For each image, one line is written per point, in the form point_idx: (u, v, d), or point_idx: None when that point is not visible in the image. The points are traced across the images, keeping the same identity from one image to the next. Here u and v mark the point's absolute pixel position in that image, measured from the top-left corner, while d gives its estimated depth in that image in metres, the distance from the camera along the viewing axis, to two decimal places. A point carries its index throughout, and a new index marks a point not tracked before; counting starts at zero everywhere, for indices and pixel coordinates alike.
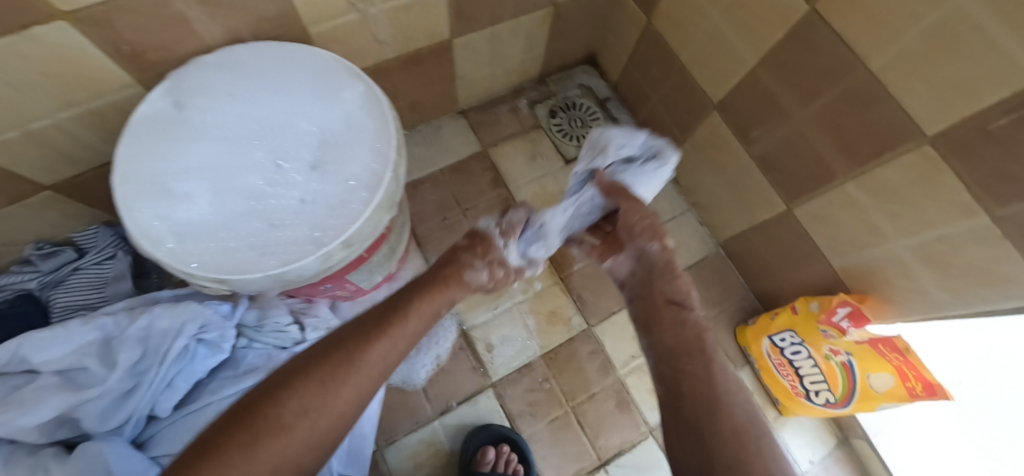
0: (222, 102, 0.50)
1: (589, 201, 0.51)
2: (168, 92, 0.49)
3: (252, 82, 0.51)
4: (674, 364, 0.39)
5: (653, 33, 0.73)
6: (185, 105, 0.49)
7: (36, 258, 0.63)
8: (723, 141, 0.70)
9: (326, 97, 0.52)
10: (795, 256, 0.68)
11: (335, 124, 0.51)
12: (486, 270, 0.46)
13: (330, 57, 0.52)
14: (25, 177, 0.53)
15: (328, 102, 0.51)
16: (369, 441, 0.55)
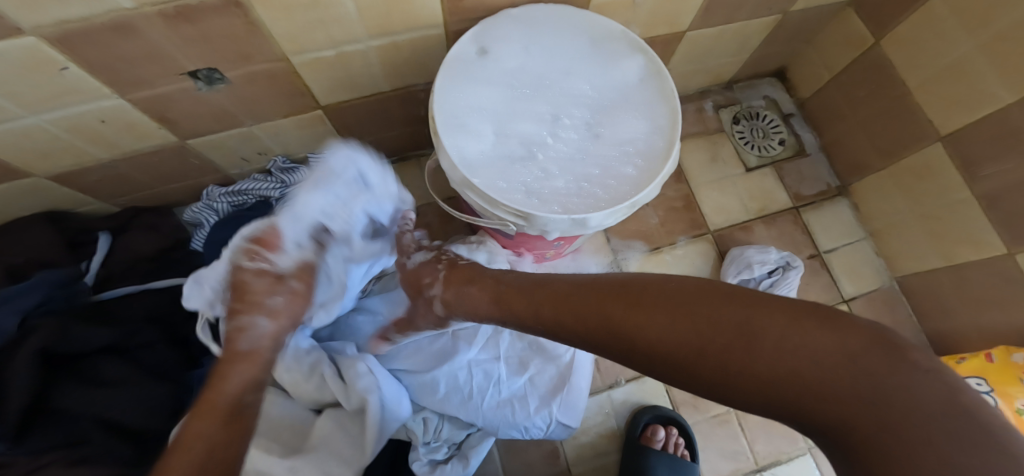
0: (516, 52, 0.53)
1: None
2: (476, 36, 0.53)
3: (543, 41, 0.54)
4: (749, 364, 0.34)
5: (876, 55, 0.73)
6: (486, 50, 0.52)
7: (280, 169, 0.69)
8: (935, 173, 0.69)
9: (607, 66, 0.54)
10: (997, 301, 0.66)
11: (613, 90, 0.54)
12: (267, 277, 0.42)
13: (615, 26, 0.55)
14: (312, 92, 0.58)
15: (610, 70, 0.54)
16: (584, 396, 0.57)
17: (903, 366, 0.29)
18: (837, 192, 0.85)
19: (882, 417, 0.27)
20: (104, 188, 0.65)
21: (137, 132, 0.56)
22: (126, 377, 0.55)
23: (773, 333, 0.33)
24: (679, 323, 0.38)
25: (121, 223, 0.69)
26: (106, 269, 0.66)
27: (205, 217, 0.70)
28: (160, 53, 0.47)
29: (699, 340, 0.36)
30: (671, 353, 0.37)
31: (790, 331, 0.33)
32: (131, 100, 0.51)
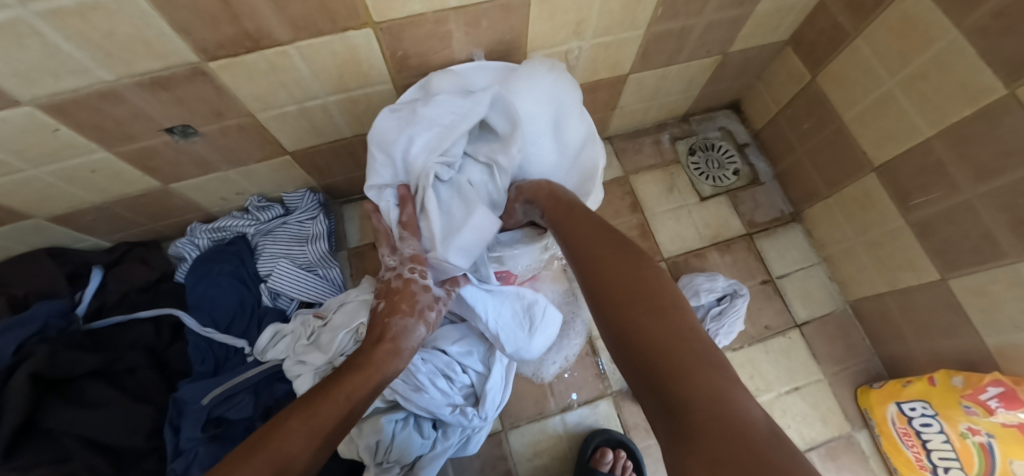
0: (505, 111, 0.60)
1: None
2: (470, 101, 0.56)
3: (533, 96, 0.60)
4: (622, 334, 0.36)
5: (814, 90, 0.77)
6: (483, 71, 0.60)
7: (256, 208, 0.76)
8: (873, 202, 0.72)
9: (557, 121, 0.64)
10: (939, 326, 0.68)
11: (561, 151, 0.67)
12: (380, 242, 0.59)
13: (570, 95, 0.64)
14: (279, 141, 0.65)
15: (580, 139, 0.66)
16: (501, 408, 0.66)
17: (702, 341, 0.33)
18: (790, 218, 0.88)
19: (711, 430, 0.27)
20: (99, 226, 0.72)
21: (125, 178, 0.63)
22: (109, 398, 0.61)
23: (637, 282, 0.40)
24: (621, 279, 0.41)
25: (115, 256, 0.76)
26: (98, 300, 0.72)
27: (188, 251, 0.77)
28: (142, 113, 0.54)
29: (638, 300, 0.38)
30: (614, 295, 0.40)
31: (640, 281, 0.40)
32: (117, 153, 0.58)
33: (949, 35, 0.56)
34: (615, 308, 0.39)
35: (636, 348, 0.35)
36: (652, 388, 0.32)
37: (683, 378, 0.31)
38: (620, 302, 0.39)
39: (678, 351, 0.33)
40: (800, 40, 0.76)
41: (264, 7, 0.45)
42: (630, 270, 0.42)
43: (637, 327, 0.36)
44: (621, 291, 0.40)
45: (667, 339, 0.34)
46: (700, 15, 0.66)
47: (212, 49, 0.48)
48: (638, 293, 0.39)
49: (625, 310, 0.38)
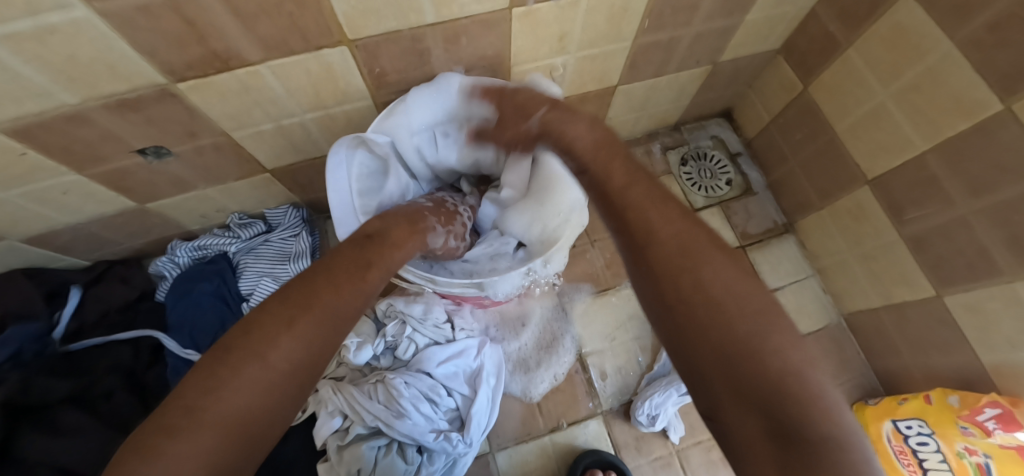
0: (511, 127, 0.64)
1: None
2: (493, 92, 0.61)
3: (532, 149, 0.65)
4: (698, 328, 0.32)
5: (806, 100, 0.76)
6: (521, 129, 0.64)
7: (236, 225, 0.75)
8: (867, 214, 0.71)
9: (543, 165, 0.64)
10: (934, 342, 0.66)
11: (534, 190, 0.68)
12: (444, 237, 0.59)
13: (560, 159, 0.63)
14: (257, 159, 0.64)
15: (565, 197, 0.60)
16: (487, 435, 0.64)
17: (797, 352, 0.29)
18: (783, 229, 0.87)
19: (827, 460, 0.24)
20: (76, 246, 0.70)
21: (100, 199, 0.62)
22: (82, 424, 0.59)
23: (713, 272, 0.34)
24: (699, 262, 0.35)
25: (95, 275, 0.75)
26: (77, 320, 0.71)
27: (168, 270, 0.76)
28: (111, 134, 0.52)
29: (722, 295, 0.32)
30: (691, 287, 0.34)
31: (720, 271, 0.34)
32: (89, 175, 0.57)
33: (942, 47, 0.55)
34: (697, 310, 0.33)
35: (736, 366, 0.29)
36: (759, 417, 0.28)
37: (783, 395, 0.27)
38: (698, 288, 0.33)
39: (799, 376, 0.28)
40: (791, 49, 0.75)
41: (232, 27, 0.43)
42: (728, 269, 0.34)
43: (725, 329, 0.31)
44: (696, 277, 0.34)
45: (772, 349, 0.29)
46: (688, 26, 0.64)
47: (181, 70, 0.46)
48: (716, 286, 0.33)
49: (701, 296, 0.33)
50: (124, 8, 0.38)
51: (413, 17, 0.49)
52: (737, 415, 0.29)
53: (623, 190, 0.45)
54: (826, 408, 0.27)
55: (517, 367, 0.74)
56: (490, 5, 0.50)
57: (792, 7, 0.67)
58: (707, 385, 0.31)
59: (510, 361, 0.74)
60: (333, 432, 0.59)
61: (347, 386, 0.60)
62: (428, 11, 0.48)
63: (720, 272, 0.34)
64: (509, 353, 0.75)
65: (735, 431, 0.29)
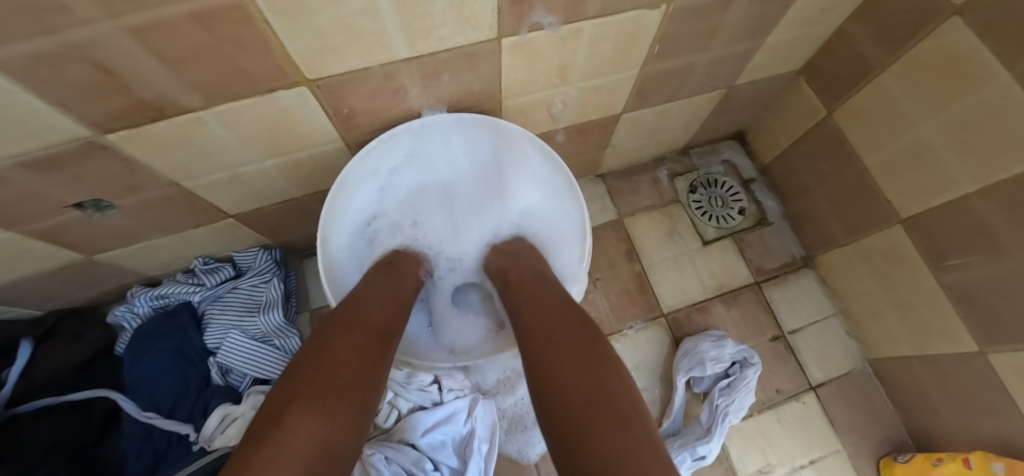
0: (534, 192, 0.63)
1: (706, 422, 0.65)
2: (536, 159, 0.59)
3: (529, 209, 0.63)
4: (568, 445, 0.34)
5: (831, 127, 0.68)
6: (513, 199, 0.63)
7: (201, 271, 0.67)
8: (905, 259, 0.62)
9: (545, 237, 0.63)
10: (975, 405, 0.59)
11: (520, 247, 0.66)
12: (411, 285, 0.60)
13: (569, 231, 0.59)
14: (216, 206, 0.56)
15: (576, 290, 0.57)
16: None
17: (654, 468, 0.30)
18: (802, 263, 0.79)
19: None
20: (22, 300, 0.63)
21: (38, 255, 0.54)
22: None
23: (587, 384, 0.36)
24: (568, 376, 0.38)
25: (44, 329, 0.67)
26: (24, 381, 0.63)
27: (128, 320, 0.68)
28: (34, 193, 0.44)
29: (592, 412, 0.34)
30: (564, 404, 0.36)
31: (594, 385, 0.36)
32: (20, 232, 0.49)
33: (998, 79, 0.47)
34: (569, 415, 0.35)
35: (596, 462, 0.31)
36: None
37: None
38: (573, 403, 0.36)
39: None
40: (814, 71, 0.68)
41: (157, 71, 0.35)
42: (587, 376, 0.37)
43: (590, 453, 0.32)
44: (572, 388, 0.37)
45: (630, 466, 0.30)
46: (705, 50, 0.56)
47: (105, 121, 0.39)
48: (587, 398, 0.35)
49: (573, 411, 0.35)
50: (13, 57, 0.31)
51: (382, 53, 0.41)
52: None
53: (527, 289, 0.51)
54: None
55: (513, 425, 0.67)
56: (474, 37, 0.43)
57: (818, 27, 0.60)
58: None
59: (505, 417, 0.67)
60: None
61: None
62: (400, 46, 0.41)
63: (582, 374, 0.37)
64: (503, 409, 0.68)
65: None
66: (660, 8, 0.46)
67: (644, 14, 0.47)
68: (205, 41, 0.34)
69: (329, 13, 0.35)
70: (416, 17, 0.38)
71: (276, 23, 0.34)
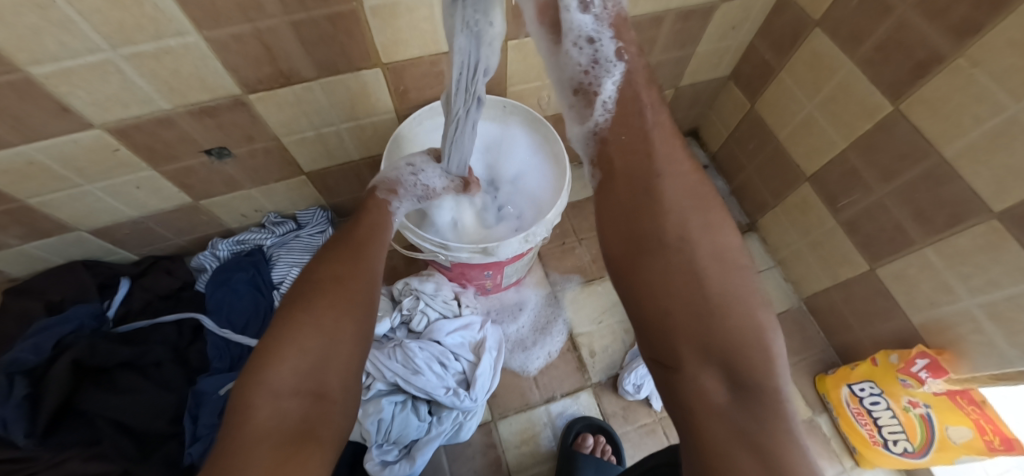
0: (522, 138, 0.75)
1: None
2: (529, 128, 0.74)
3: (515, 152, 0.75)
4: (679, 278, 0.35)
5: (755, 115, 0.91)
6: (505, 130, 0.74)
7: (271, 223, 0.87)
8: (811, 208, 0.83)
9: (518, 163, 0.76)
10: (877, 314, 0.76)
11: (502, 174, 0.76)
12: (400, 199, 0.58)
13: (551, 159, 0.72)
14: (298, 164, 0.78)
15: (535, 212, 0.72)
16: (489, 392, 0.72)
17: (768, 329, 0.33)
18: (746, 228, 1.00)
19: (773, 428, 0.29)
20: (131, 241, 0.81)
21: (163, 195, 0.74)
22: (134, 387, 0.69)
23: (712, 237, 0.36)
24: (697, 219, 0.37)
25: (142, 268, 0.84)
26: (125, 306, 0.79)
27: (209, 263, 0.86)
28: (187, 137, 0.65)
29: (720, 266, 0.35)
30: (679, 244, 0.36)
31: (720, 243, 0.36)
32: (161, 172, 0.69)
33: (846, 66, 0.69)
34: (691, 267, 0.35)
35: (704, 328, 0.33)
36: (718, 369, 0.32)
37: (744, 361, 0.31)
38: (698, 247, 0.36)
39: (764, 350, 0.32)
40: (738, 76, 0.91)
41: (295, 50, 0.57)
42: (718, 228, 0.37)
43: (711, 292, 0.34)
44: (696, 234, 0.37)
45: (751, 320, 0.32)
46: (649, 55, 0.80)
47: (252, 84, 0.60)
48: (713, 248, 0.36)
49: (697, 258, 0.35)
50: (222, 35, 0.52)
51: (431, 47, 0.63)
52: (700, 370, 0.33)
53: (655, 160, 0.41)
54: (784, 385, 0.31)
55: (515, 346, 0.83)
56: None
57: (733, 41, 0.84)
58: (675, 354, 0.34)
59: (508, 340, 0.84)
60: (357, 389, 0.67)
61: (370, 349, 0.69)
62: (443, 42, 0.63)
63: (710, 228, 0.37)
64: (507, 334, 0.84)
65: (691, 389, 0.33)
66: None
67: None
68: (329, 32, 0.56)
69: (406, 18, 0.57)
70: None
71: (373, 23, 0.57)
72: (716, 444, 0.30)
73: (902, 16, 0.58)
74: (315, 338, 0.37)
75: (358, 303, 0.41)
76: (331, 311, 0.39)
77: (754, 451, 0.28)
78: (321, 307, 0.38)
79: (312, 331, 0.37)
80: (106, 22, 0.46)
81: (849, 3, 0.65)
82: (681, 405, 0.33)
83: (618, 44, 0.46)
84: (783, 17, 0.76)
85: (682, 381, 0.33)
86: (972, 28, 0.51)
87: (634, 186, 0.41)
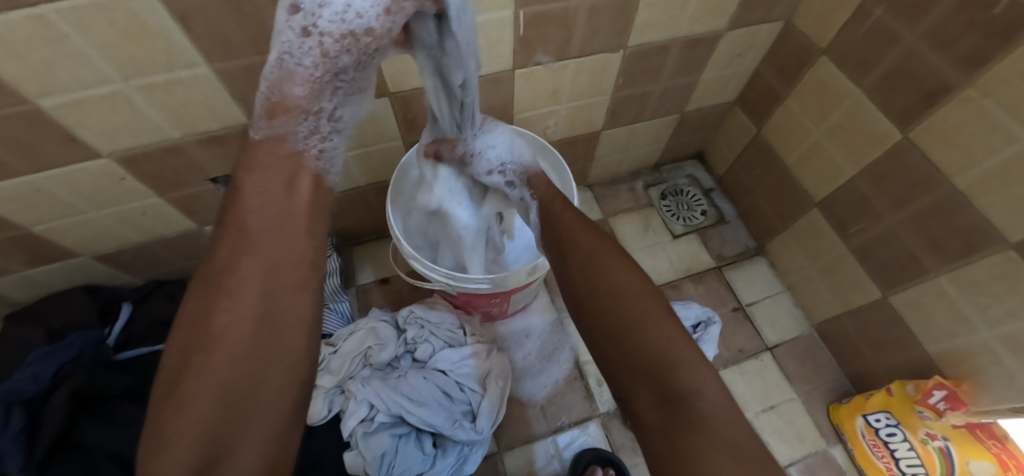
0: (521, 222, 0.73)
1: None
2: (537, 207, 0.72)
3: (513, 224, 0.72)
4: (597, 319, 0.41)
5: (761, 140, 0.91)
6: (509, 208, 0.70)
7: None
8: (820, 233, 0.83)
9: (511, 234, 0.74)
10: (890, 342, 0.75)
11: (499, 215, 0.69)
12: (308, 131, 0.45)
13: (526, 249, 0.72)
14: None
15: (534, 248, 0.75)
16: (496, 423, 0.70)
17: (684, 339, 0.37)
18: (754, 252, 1.00)
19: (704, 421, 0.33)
20: (135, 265, 0.81)
21: (169, 221, 0.73)
22: (134, 417, 0.68)
23: (615, 275, 0.42)
24: (599, 265, 0.44)
25: (144, 292, 0.83)
26: (126, 332, 0.78)
27: None
28: (195, 165, 0.65)
29: (624, 297, 0.40)
30: (590, 290, 0.43)
31: (622, 276, 0.42)
32: (167, 199, 0.69)
33: (853, 94, 0.69)
34: (601, 306, 0.41)
35: (625, 355, 0.38)
36: (649, 386, 0.36)
37: (660, 373, 0.36)
38: (603, 288, 0.42)
39: (668, 360, 0.36)
40: (743, 101, 0.92)
41: None
42: (618, 265, 0.43)
43: (618, 319, 0.40)
44: (601, 275, 0.43)
45: (657, 333, 0.37)
46: (656, 82, 0.80)
47: None
48: (615, 283, 0.42)
49: (604, 298, 0.41)
50: (232, 66, 0.52)
51: None
52: (636, 388, 0.37)
53: (562, 233, 0.49)
54: (696, 382, 0.35)
55: (521, 374, 0.82)
56: (499, 67, 0.66)
57: (739, 68, 0.84)
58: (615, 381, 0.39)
59: (515, 368, 0.82)
60: (360, 421, 0.65)
61: (374, 380, 0.68)
62: None
63: (610, 268, 0.43)
64: (513, 362, 0.83)
65: (636, 407, 0.38)
66: (619, 51, 0.70)
67: (609, 55, 0.70)
68: None
69: None
70: None
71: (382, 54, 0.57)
72: (660, 452, 0.35)
73: (910, 46, 0.59)
74: (194, 420, 0.32)
75: (251, 385, 0.35)
76: (209, 403, 0.33)
77: (683, 454, 0.33)
78: (193, 383, 0.33)
79: (189, 412, 0.32)
80: (118, 55, 0.46)
81: (856, 32, 0.65)
82: (635, 422, 0.38)
83: (528, 192, 0.57)
84: (789, 44, 0.77)
85: (626, 401, 0.38)
86: (982, 59, 0.51)
87: (557, 253, 0.49)
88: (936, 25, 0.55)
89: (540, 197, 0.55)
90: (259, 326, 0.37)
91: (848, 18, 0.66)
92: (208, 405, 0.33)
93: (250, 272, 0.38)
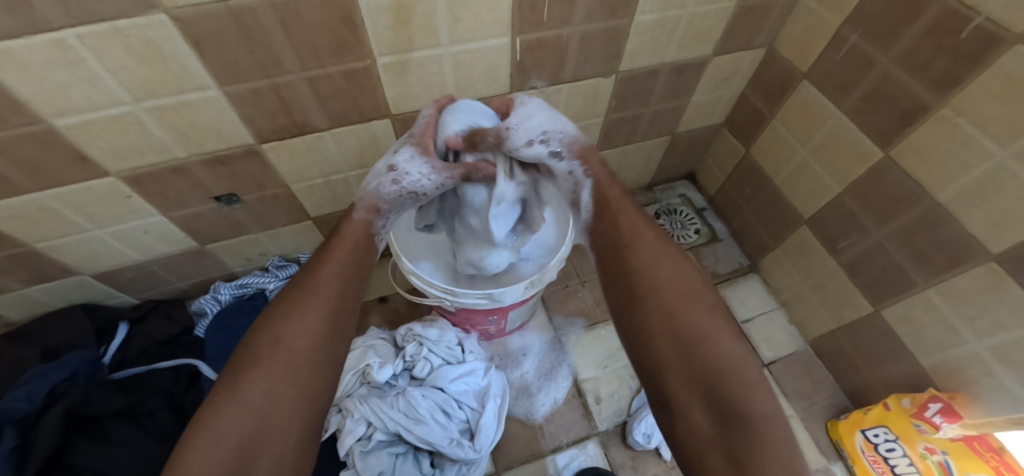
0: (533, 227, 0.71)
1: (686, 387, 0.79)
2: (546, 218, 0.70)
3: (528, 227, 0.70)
4: (654, 325, 0.40)
5: (749, 160, 0.94)
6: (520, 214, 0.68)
7: (275, 267, 0.87)
8: (811, 249, 0.85)
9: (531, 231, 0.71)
10: (885, 356, 0.76)
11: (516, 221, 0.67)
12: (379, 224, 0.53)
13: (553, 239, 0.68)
14: (305, 208, 0.79)
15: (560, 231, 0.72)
16: (493, 441, 0.69)
17: (746, 358, 0.37)
18: (748, 269, 1.01)
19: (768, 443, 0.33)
20: (133, 285, 0.81)
21: (170, 240, 0.74)
22: (127, 437, 0.66)
23: (677, 279, 0.42)
24: (662, 266, 0.43)
25: (141, 312, 0.83)
26: (121, 352, 0.78)
27: (210, 306, 0.85)
28: (199, 185, 0.66)
29: (687, 304, 0.40)
30: (649, 291, 0.42)
31: (685, 282, 0.42)
32: (169, 218, 0.70)
33: (835, 115, 0.73)
34: (661, 310, 0.40)
35: (685, 364, 0.38)
36: (707, 401, 0.36)
37: (724, 390, 0.36)
38: (665, 293, 0.41)
39: (735, 374, 0.36)
40: (731, 123, 0.95)
41: (310, 103, 0.59)
42: (681, 271, 0.42)
43: (679, 327, 0.39)
44: (662, 279, 0.42)
45: (722, 349, 0.37)
46: (646, 105, 0.84)
47: (266, 134, 0.62)
48: (679, 290, 0.41)
49: (669, 303, 0.40)
50: (241, 89, 0.54)
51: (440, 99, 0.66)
52: (691, 403, 0.37)
53: (622, 227, 0.47)
54: (763, 404, 0.35)
55: (520, 392, 0.81)
56: (496, 91, 0.69)
57: (726, 91, 0.88)
58: (665, 393, 0.38)
59: (513, 386, 0.82)
60: (357, 440, 0.64)
61: (372, 397, 0.67)
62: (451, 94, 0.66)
63: (672, 272, 0.42)
64: (512, 379, 0.82)
65: (687, 421, 0.37)
66: (611, 76, 0.74)
67: (601, 80, 0.73)
68: (343, 86, 0.59)
69: (417, 73, 0.61)
70: (463, 76, 0.64)
71: (385, 78, 0.60)
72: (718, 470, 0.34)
73: (885, 70, 0.62)
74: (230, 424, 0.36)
75: (290, 394, 0.38)
76: (241, 412, 0.36)
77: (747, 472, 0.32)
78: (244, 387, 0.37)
79: (230, 414, 0.36)
80: (133, 78, 0.49)
81: (835, 57, 0.69)
82: (678, 436, 0.38)
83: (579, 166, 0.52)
84: (773, 70, 0.81)
85: (673, 415, 0.38)
86: (953, 81, 0.54)
87: (609, 248, 0.47)
88: (908, 50, 0.58)
89: (594, 176, 0.52)
90: (313, 337, 0.41)
91: (826, 44, 0.70)
92: (240, 415, 0.36)
93: (303, 304, 0.42)
